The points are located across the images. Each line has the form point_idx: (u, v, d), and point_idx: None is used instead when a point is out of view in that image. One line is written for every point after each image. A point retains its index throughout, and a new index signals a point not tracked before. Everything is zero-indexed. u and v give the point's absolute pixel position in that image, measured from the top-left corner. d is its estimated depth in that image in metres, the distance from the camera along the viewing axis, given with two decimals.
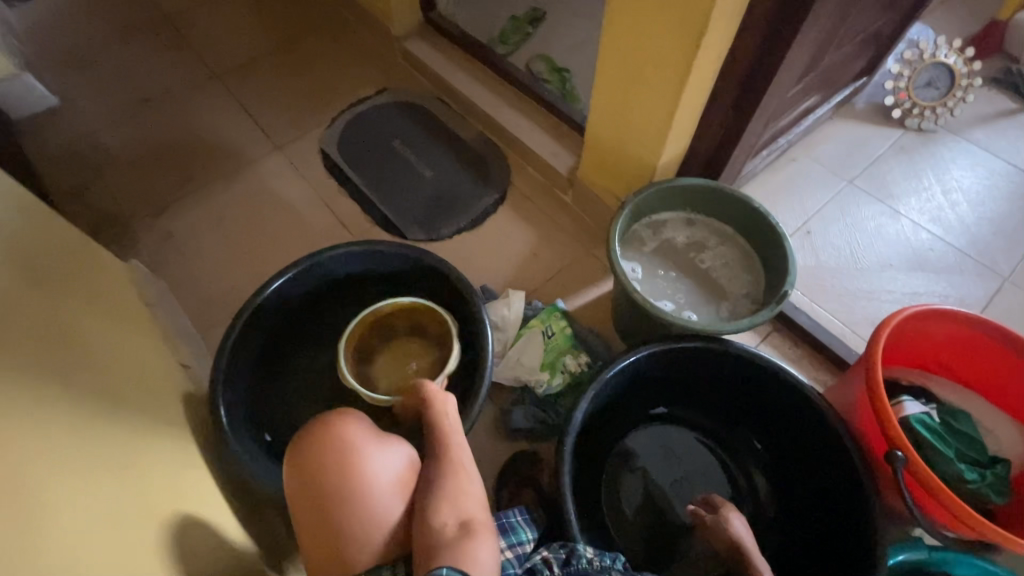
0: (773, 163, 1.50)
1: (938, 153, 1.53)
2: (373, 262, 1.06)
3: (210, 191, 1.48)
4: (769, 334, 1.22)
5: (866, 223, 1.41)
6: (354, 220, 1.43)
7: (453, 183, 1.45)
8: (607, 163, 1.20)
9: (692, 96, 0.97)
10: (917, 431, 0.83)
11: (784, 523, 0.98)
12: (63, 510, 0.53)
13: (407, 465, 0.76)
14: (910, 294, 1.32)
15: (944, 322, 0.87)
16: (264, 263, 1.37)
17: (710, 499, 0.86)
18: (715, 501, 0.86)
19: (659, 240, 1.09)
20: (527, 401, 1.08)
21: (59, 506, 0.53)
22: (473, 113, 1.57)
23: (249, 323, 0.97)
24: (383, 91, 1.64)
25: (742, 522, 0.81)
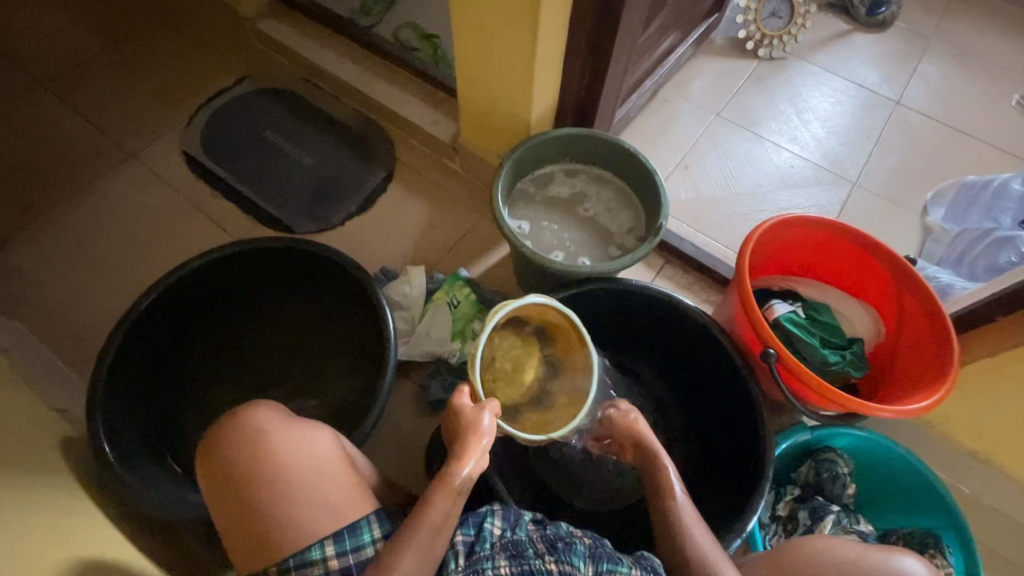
0: (648, 106, 1.57)
1: (789, 79, 1.67)
2: (257, 258, 0.99)
3: (58, 213, 1.31)
4: (663, 267, 1.30)
5: (735, 150, 1.52)
6: (233, 221, 1.33)
7: (336, 166, 1.39)
8: (484, 125, 1.20)
9: (547, 48, 0.98)
10: (787, 328, 0.92)
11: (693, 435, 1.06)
12: None
13: (331, 450, 0.73)
14: (778, 210, 1.45)
15: (801, 229, 0.96)
16: (140, 282, 1.25)
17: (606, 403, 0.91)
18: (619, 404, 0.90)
19: (543, 194, 1.11)
20: (443, 373, 1.08)
21: None
22: (345, 91, 1.49)
23: (122, 348, 0.89)
24: (243, 79, 1.52)
25: (643, 420, 0.88)
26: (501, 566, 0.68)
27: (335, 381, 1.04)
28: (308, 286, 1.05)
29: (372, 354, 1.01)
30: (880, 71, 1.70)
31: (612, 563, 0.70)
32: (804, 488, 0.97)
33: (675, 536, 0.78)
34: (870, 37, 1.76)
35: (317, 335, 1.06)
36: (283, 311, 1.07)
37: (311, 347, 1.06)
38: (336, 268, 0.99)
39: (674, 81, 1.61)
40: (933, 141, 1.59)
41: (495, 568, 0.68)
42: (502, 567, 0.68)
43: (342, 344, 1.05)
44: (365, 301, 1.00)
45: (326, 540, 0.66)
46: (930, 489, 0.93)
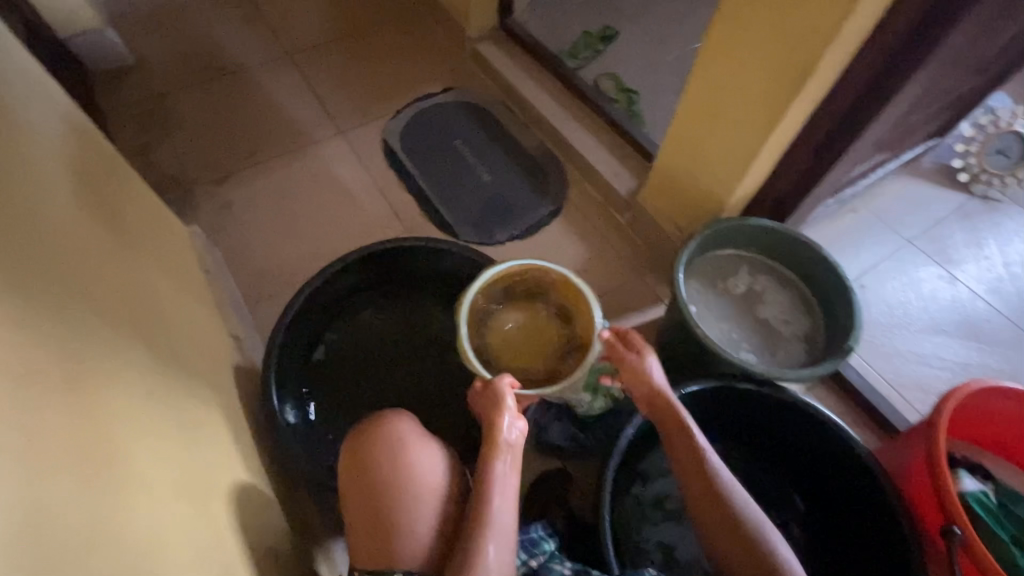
0: (832, 211, 1.48)
1: (1001, 224, 1.49)
2: (435, 259, 1.07)
3: (269, 166, 1.50)
4: (814, 385, 1.23)
5: (922, 284, 1.38)
6: (409, 214, 1.44)
7: (510, 189, 1.46)
8: (672, 192, 1.20)
9: (774, 141, 0.97)
10: (972, 508, 0.82)
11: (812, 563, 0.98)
12: (147, 480, 0.55)
13: (452, 471, 0.76)
14: (962, 363, 1.29)
15: (1014, 403, 0.85)
16: (319, 244, 1.38)
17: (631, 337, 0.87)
18: (626, 335, 0.88)
19: (719, 276, 1.08)
20: (565, 419, 1.07)
21: (143, 474, 0.55)
22: (536, 122, 1.57)
23: (306, 305, 0.99)
24: (449, 89, 1.65)
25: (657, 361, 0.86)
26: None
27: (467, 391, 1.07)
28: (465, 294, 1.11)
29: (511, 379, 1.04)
30: None
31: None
32: None
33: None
34: None
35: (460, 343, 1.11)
36: (435, 311, 1.14)
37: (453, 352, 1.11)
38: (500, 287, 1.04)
39: (867, 194, 1.51)
40: None
41: None
42: None
43: None
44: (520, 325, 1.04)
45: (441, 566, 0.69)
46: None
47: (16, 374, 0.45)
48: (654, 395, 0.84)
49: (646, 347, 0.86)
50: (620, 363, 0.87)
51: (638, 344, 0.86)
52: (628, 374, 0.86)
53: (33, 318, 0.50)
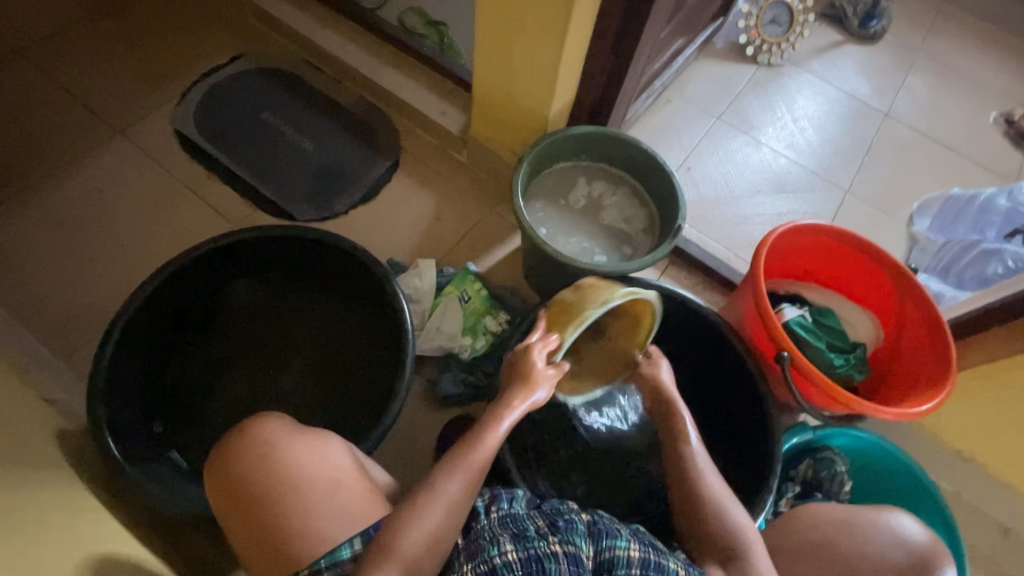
0: (652, 105, 1.58)
1: (786, 86, 1.69)
2: (265, 248, 0.98)
3: (37, 190, 1.24)
4: (668, 267, 1.35)
5: (736, 154, 1.55)
6: (231, 206, 1.28)
7: (339, 152, 1.35)
8: (499, 118, 1.19)
9: (571, 47, 0.98)
10: (795, 332, 0.97)
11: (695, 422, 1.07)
12: None
13: (339, 455, 0.70)
14: (777, 214, 1.48)
15: (810, 236, 0.99)
16: (132, 267, 1.19)
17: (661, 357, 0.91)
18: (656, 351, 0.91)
19: (557, 191, 1.11)
20: (453, 368, 1.07)
21: None
22: (348, 75, 1.45)
23: (124, 340, 0.86)
24: (239, 56, 1.45)
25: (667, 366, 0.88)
26: (553, 543, 0.60)
27: (342, 371, 1.03)
28: (312, 276, 1.04)
29: (383, 347, 1.01)
30: (870, 81, 1.73)
31: (613, 537, 0.63)
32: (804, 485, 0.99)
33: (691, 480, 0.75)
34: (861, 48, 1.78)
35: (322, 327, 1.06)
36: (285, 303, 1.06)
37: (317, 339, 1.05)
38: (343, 259, 0.98)
39: (677, 82, 1.63)
40: (922, 152, 1.63)
41: (545, 544, 0.60)
42: (552, 543, 0.60)
43: (351, 337, 1.04)
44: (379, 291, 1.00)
45: (354, 537, 0.64)
46: (934, 501, 0.95)
47: None
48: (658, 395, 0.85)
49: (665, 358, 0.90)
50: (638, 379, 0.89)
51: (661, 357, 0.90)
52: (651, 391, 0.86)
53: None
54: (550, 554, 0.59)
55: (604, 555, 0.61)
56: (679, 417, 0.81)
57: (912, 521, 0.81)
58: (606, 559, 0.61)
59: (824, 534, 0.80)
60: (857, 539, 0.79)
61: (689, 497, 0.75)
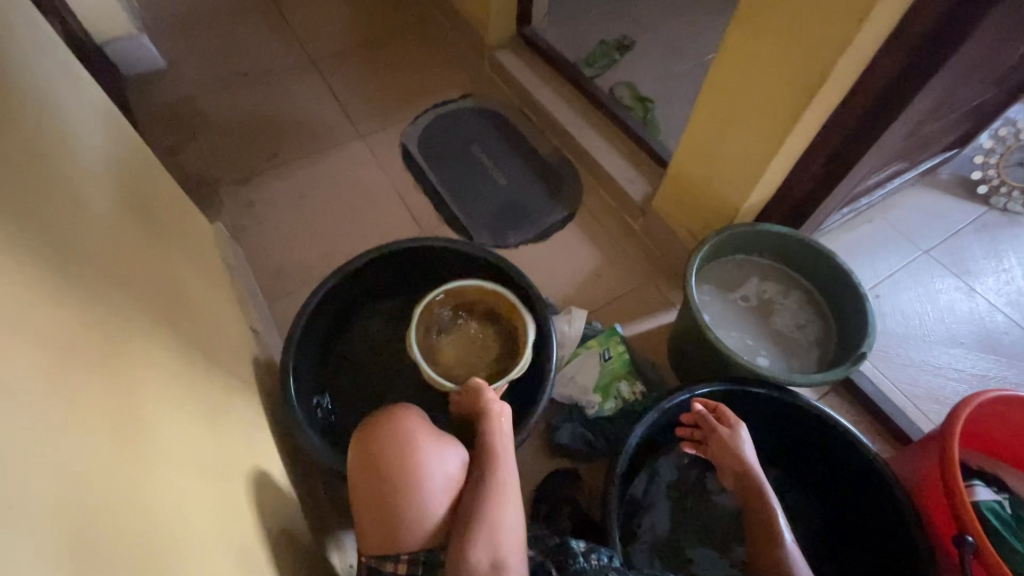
0: (848, 221, 1.48)
1: (1021, 236, 1.47)
2: (445, 259, 1.10)
3: (291, 166, 1.54)
4: (825, 394, 1.23)
5: (940, 296, 1.37)
6: (426, 216, 1.47)
7: (526, 194, 1.48)
8: (686, 198, 1.22)
9: (789, 147, 0.98)
10: (985, 517, 0.82)
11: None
12: (175, 456, 0.58)
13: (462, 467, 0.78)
14: (981, 375, 1.27)
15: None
16: (337, 244, 1.42)
17: (724, 414, 0.90)
18: (727, 416, 0.90)
19: (729, 280, 1.09)
20: (575, 420, 1.08)
21: (172, 451, 0.58)
22: (551, 129, 1.60)
23: (320, 307, 1.02)
24: (467, 95, 1.69)
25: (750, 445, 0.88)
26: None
27: None
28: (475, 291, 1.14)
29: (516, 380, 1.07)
30: None
31: None
32: None
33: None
34: None
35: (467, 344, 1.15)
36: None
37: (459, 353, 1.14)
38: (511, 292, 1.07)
39: (884, 204, 1.51)
40: None
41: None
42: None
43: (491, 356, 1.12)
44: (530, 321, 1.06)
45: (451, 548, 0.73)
46: None
47: (54, 342, 0.47)
48: (743, 475, 0.86)
49: (738, 420, 0.90)
50: (709, 435, 0.90)
51: (731, 418, 0.90)
52: (717, 448, 0.89)
53: (64, 290, 0.52)
54: None
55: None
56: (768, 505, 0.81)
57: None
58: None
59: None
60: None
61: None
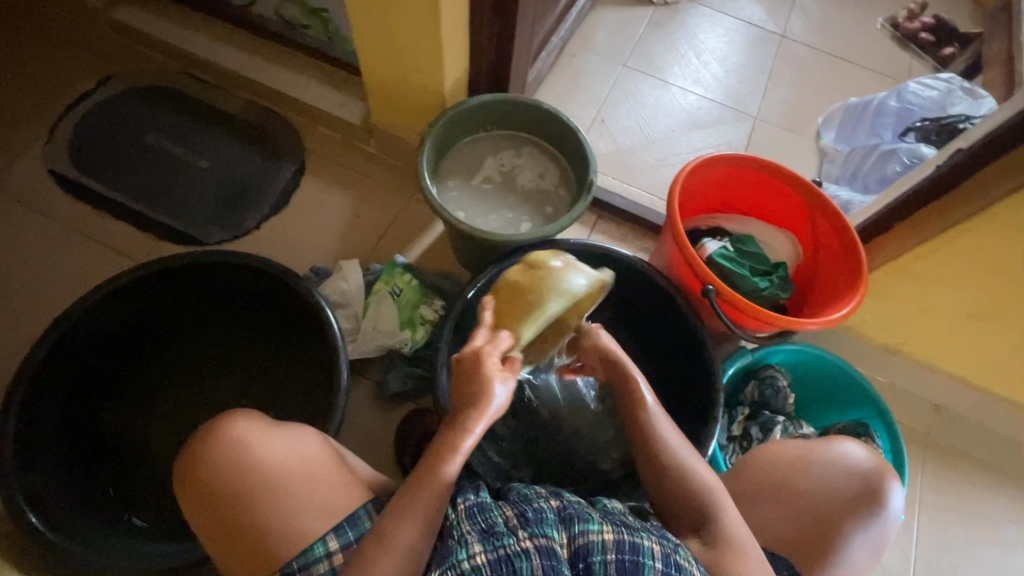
0: (557, 63, 1.56)
1: (685, 22, 1.70)
2: (151, 289, 0.94)
3: None
4: (597, 223, 1.36)
5: (646, 99, 1.55)
6: (130, 241, 1.19)
7: (238, 165, 1.27)
8: (397, 103, 1.15)
9: (450, 15, 0.94)
10: (719, 263, 1.00)
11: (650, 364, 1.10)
12: None
13: (319, 449, 0.77)
14: (695, 151, 1.50)
15: (719, 166, 1.01)
16: (34, 327, 1.10)
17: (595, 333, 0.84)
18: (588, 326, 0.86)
19: (466, 167, 1.09)
20: (398, 365, 1.05)
21: None
22: (233, 82, 1.36)
23: (26, 420, 0.82)
24: (106, 80, 1.33)
25: (608, 334, 0.84)
26: (523, 539, 0.53)
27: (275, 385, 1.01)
28: (212, 299, 1.00)
29: (309, 361, 0.99)
30: (764, 6, 1.76)
31: (585, 522, 0.56)
32: (752, 407, 1.04)
33: (653, 445, 0.72)
34: None
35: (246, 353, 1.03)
36: (201, 344, 1.03)
37: (242, 368, 1.03)
38: (245, 280, 0.95)
39: (578, 36, 1.61)
40: (825, 69, 1.68)
41: (516, 542, 0.53)
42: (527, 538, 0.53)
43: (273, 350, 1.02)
44: (281, 298, 0.96)
45: (327, 536, 0.69)
46: (863, 392, 1.02)
47: None
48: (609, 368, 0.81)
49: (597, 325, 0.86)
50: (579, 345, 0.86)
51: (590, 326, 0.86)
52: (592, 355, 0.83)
53: None
54: (521, 552, 0.52)
55: (577, 542, 0.54)
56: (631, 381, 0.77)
57: (855, 446, 0.84)
58: (578, 545, 0.54)
59: (786, 478, 0.81)
60: (814, 476, 0.81)
61: (653, 463, 0.71)
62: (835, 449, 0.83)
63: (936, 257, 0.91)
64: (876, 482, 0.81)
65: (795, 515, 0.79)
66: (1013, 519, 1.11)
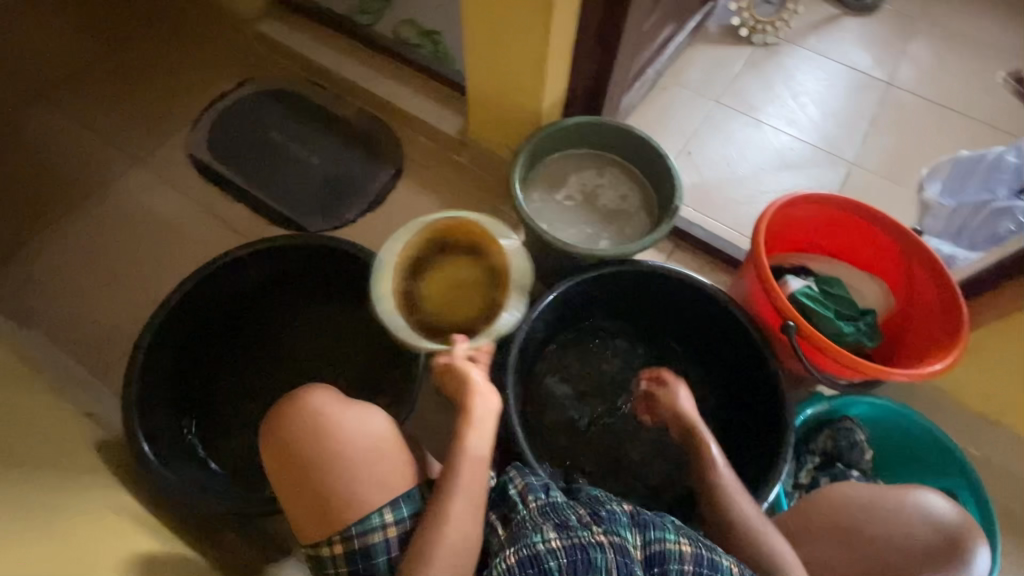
0: (648, 95, 1.60)
1: (784, 63, 1.69)
2: (262, 263, 1.05)
3: (64, 221, 1.32)
4: (672, 252, 1.36)
5: (735, 136, 1.55)
6: (244, 222, 1.34)
7: (344, 166, 1.40)
8: (495, 119, 1.23)
9: (558, 42, 1.01)
10: (802, 303, 0.97)
11: (719, 397, 1.07)
12: None
13: (386, 426, 0.80)
14: (782, 191, 1.48)
15: (811, 204, 1.00)
16: (157, 287, 1.26)
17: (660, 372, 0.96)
18: (664, 373, 0.96)
19: (554, 183, 1.14)
20: (466, 362, 1.10)
21: None
22: (349, 91, 1.50)
23: (149, 363, 0.94)
24: (244, 81, 1.51)
25: (687, 395, 0.92)
26: (597, 533, 0.63)
27: (352, 362, 1.10)
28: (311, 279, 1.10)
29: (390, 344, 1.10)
30: (870, 52, 1.72)
31: (661, 531, 0.65)
32: (823, 457, 0.98)
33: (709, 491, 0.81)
34: (858, 21, 1.77)
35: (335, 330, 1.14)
36: (292, 319, 1.12)
37: (325, 344, 1.11)
38: (345, 266, 1.05)
39: (672, 70, 1.65)
40: (932, 119, 1.60)
41: (593, 534, 0.63)
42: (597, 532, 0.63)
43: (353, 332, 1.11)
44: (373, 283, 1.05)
45: (384, 508, 0.75)
46: (955, 461, 0.94)
47: None
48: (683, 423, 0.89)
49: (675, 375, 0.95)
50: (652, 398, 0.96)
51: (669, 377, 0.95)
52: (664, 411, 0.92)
53: None
54: (598, 544, 0.62)
55: (653, 548, 0.63)
56: (703, 443, 0.85)
57: (938, 498, 0.80)
58: (654, 551, 0.63)
59: (852, 519, 0.80)
60: (884, 523, 0.78)
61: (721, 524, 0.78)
62: (914, 497, 0.80)
63: None
64: (959, 541, 0.76)
65: (865, 562, 0.77)
66: None
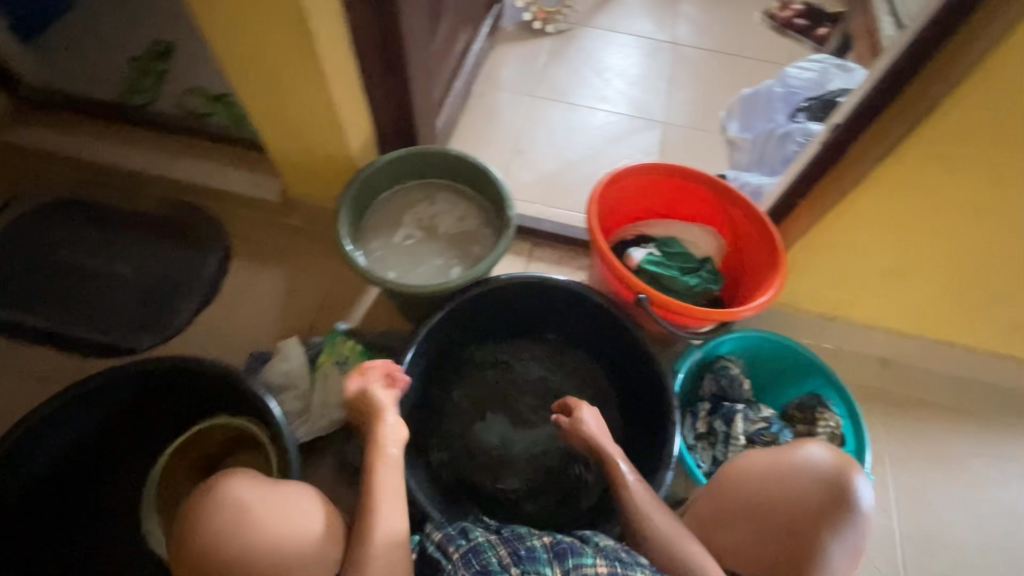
0: (467, 105, 1.62)
1: (583, 46, 1.78)
2: (80, 409, 0.89)
3: None
4: (533, 251, 1.38)
5: (558, 124, 1.61)
6: (57, 364, 1.15)
7: (160, 265, 1.23)
8: (311, 175, 1.16)
9: (340, 87, 0.95)
10: (650, 271, 1.03)
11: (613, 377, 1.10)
12: None
13: (316, 517, 0.72)
14: (613, 164, 1.56)
15: (630, 178, 1.05)
16: None
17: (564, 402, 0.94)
18: (569, 404, 0.93)
19: (389, 225, 1.09)
20: (356, 435, 1.03)
21: None
22: (144, 182, 1.34)
23: None
24: (10, 202, 1.29)
25: (594, 416, 0.90)
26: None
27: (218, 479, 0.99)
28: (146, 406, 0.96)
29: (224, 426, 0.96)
30: (652, 18, 1.87)
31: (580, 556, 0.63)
32: (712, 402, 1.04)
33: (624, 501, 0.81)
34: None
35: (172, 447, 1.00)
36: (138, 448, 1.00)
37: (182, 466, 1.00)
38: (104, 392, 0.89)
39: (484, 76, 1.68)
40: (718, 66, 1.78)
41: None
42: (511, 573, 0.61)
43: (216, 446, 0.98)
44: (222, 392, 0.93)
45: None
46: (815, 367, 1.04)
47: None
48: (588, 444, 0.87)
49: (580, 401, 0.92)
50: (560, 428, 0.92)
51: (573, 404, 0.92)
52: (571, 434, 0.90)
53: None
54: None
55: None
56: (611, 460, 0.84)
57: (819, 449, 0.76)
58: None
59: (751, 491, 0.78)
60: (775, 488, 0.76)
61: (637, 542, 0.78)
62: (797, 456, 0.77)
63: (841, 229, 0.96)
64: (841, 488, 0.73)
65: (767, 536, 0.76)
66: (976, 451, 1.15)
